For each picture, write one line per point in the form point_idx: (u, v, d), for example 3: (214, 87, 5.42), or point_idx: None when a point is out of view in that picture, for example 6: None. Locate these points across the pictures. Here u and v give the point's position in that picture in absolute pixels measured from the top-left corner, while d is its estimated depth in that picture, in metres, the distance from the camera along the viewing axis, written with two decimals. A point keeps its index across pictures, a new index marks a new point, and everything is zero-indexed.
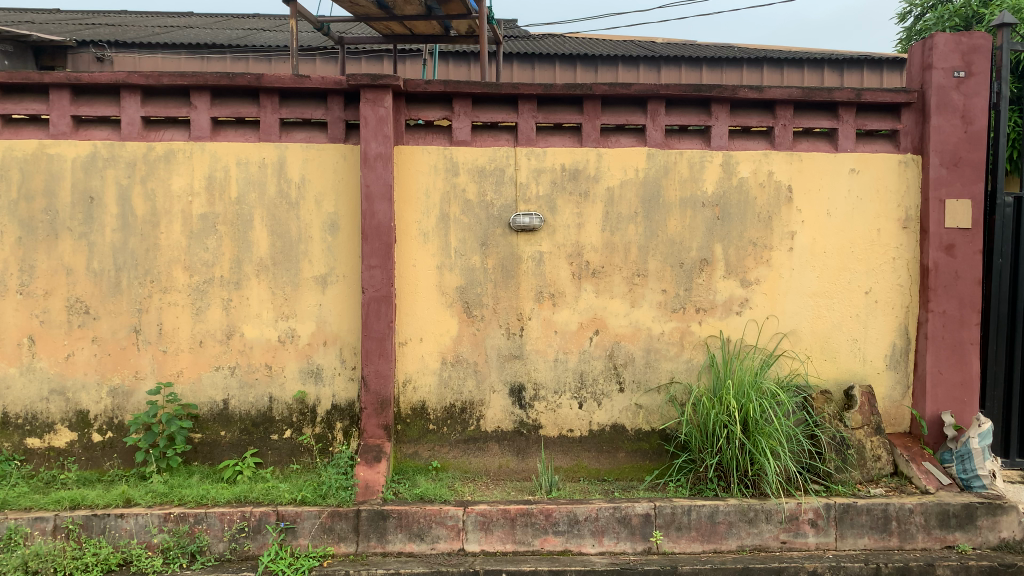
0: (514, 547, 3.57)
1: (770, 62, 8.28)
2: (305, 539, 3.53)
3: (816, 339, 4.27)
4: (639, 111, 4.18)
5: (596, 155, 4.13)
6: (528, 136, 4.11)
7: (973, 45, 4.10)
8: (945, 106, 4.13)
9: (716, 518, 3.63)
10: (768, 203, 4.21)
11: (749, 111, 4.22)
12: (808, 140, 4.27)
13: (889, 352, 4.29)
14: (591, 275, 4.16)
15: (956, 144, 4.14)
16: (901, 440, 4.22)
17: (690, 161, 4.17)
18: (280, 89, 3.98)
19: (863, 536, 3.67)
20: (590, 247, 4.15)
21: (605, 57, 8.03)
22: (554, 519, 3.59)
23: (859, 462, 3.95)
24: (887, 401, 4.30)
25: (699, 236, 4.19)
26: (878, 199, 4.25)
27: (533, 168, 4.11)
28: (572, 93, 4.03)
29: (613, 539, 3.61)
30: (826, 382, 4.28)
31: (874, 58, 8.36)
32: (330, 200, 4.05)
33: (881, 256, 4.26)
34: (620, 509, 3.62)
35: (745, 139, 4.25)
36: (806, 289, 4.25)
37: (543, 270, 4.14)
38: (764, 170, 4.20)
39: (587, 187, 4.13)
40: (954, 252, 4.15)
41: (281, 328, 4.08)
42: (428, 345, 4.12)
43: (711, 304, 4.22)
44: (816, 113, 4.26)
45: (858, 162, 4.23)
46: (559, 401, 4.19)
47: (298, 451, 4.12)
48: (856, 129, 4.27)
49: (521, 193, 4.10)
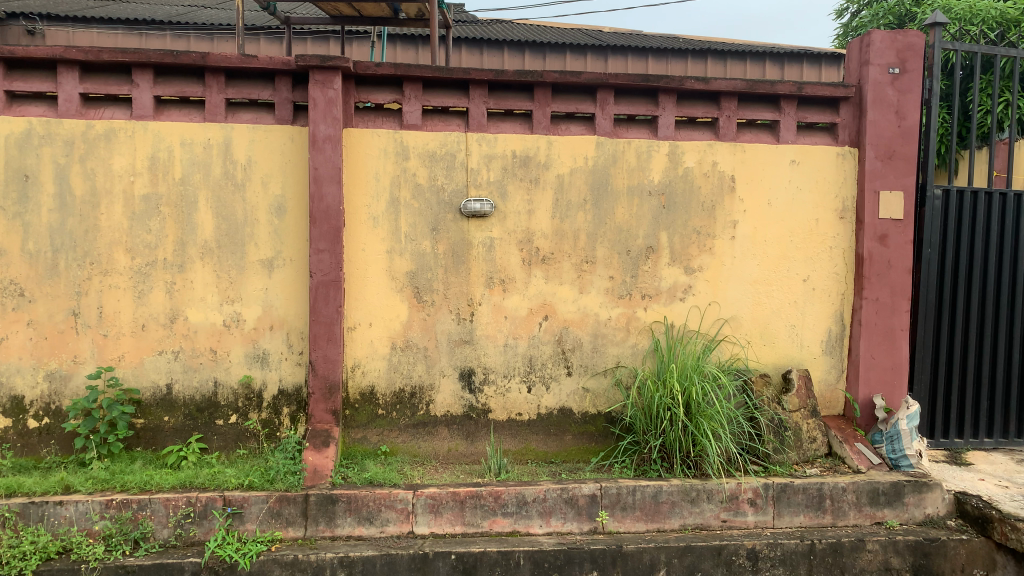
0: (463, 529, 3.61)
1: (714, 54, 8.44)
2: (252, 524, 3.51)
3: (756, 325, 4.40)
4: (589, 100, 4.23)
5: (546, 142, 4.17)
6: (478, 122, 4.12)
7: (907, 43, 4.26)
8: (881, 100, 4.29)
9: (659, 498, 3.73)
10: (712, 192, 4.31)
11: (694, 102, 4.32)
12: (751, 132, 4.39)
13: (825, 338, 4.45)
14: (541, 261, 4.20)
15: (891, 137, 4.30)
16: (835, 422, 4.39)
17: (638, 150, 4.24)
18: (226, 68, 3.90)
19: (799, 514, 3.81)
20: (540, 234, 4.19)
21: (553, 45, 8.08)
22: (503, 501, 3.64)
23: (795, 444, 4.11)
24: (822, 384, 4.47)
25: (646, 224, 4.28)
26: (817, 190, 4.39)
27: (484, 153, 4.12)
28: (523, 79, 4.06)
29: (560, 520, 3.68)
30: (765, 367, 4.43)
31: (813, 53, 8.60)
32: (277, 183, 3.99)
33: (818, 245, 4.41)
34: (567, 490, 3.69)
35: (691, 130, 4.34)
36: (747, 277, 4.38)
37: (493, 256, 4.16)
38: (708, 160, 4.30)
39: (537, 174, 4.17)
40: (887, 241, 4.32)
41: (226, 312, 4.02)
42: (377, 330, 4.11)
43: (657, 290, 4.31)
44: (759, 105, 4.37)
45: (799, 154, 4.37)
46: (509, 385, 4.24)
47: (244, 436, 4.07)
48: (797, 121, 4.40)
49: (471, 178, 4.12)
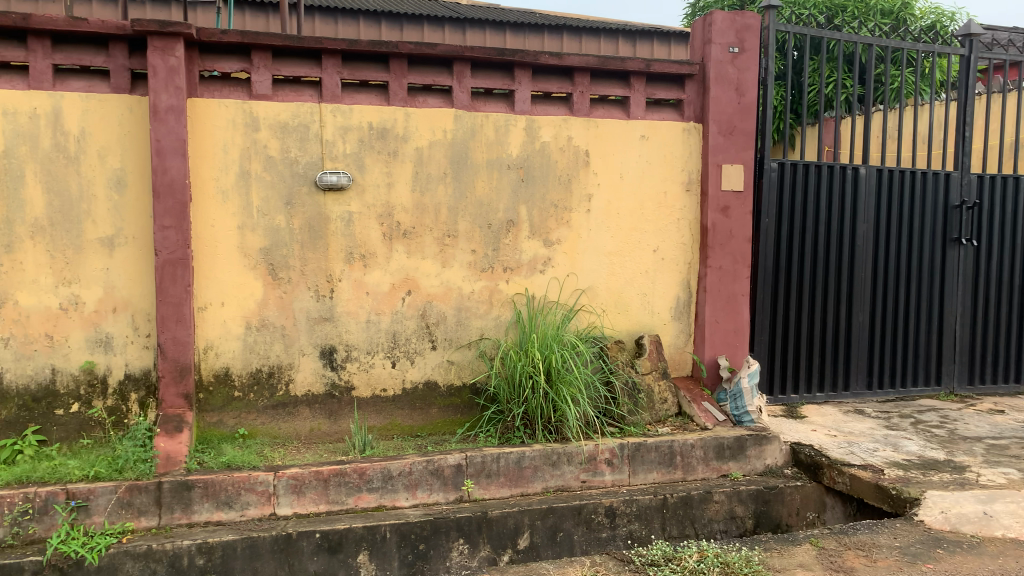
0: (328, 507, 3.58)
1: (570, 31, 8.61)
2: (100, 517, 3.33)
3: (611, 294, 4.58)
4: (445, 72, 4.22)
5: (403, 114, 4.13)
6: (333, 93, 4.03)
7: (745, 24, 4.52)
8: (722, 78, 4.53)
9: (522, 464, 3.83)
10: (568, 166, 4.43)
11: (549, 77, 4.40)
12: (604, 107, 4.52)
13: (674, 305, 4.70)
14: (401, 235, 4.18)
15: (731, 114, 4.56)
16: (684, 382, 4.66)
17: (495, 124, 4.29)
18: (52, 32, 3.61)
19: (652, 471, 4.03)
20: (399, 208, 4.16)
21: (410, 16, 7.98)
22: (368, 476, 3.63)
23: (648, 405, 4.33)
24: (672, 348, 4.72)
25: (505, 197, 4.33)
26: (665, 164, 4.60)
27: (339, 125, 4.04)
28: (377, 50, 4.01)
29: (425, 491, 3.71)
30: (620, 333, 4.62)
31: (662, 32, 8.95)
32: (115, 156, 3.75)
33: (667, 217, 4.63)
34: (432, 462, 3.72)
35: (546, 105, 4.42)
36: (602, 248, 4.54)
37: (352, 231, 4.10)
38: (564, 134, 4.41)
39: (395, 146, 4.13)
40: (729, 213, 4.60)
41: (62, 295, 3.75)
42: (231, 309, 3.96)
43: (517, 263, 4.39)
44: (610, 81, 4.51)
45: (648, 130, 4.55)
46: (372, 361, 4.20)
47: (88, 425, 3.84)
48: (646, 98, 4.57)
49: (327, 150, 4.02)
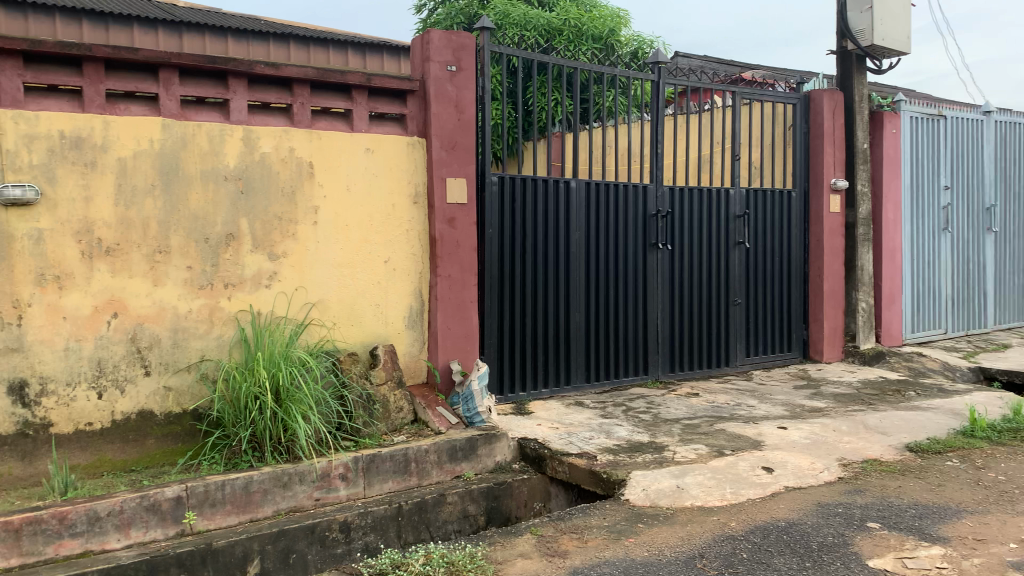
0: (20, 561, 3.19)
1: (297, 40, 8.46)
2: None
3: (341, 306, 4.55)
4: (149, 79, 3.96)
5: (101, 123, 3.80)
6: (13, 97, 3.61)
7: (461, 44, 4.75)
8: (442, 95, 4.72)
9: (250, 488, 3.68)
10: (291, 178, 4.34)
11: (266, 87, 4.28)
12: (326, 119, 4.50)
13: (407, 314, 4.78)
14: (104, 253, 3.84)
15: (452, 130, 4.77)
16: (419, 389, 4.74)
17: (209, 134, 4.09)
18: None
19: (388, 480, 4.06)
20: (101, 223, 3.82)
21: (117, 15, 7.37)
22: (70, 521, 3.29)
23: (384, 415, 4.36)
24: (406, 357, 4.79)
25: (223, 211, 4.15)
26: (391, 176, 4.67)
27: (22, 133, 3.62)
28: (66, 51, 3.68)
29: (140, 529, 3.44)
30: (353, 346, 4.60)
31: (391, 46, 9.10)
32: None
33: (395, 228, 4.71)
34: (147, 497, 3.46)
35: (265, 115, 4.30)
36: (331, 261, 4.50)
37: (43, 249, 3.68)
38: (285, 146, 4.31)
39: (92, 156, 3.78)
40: (455, 224, 4.79)
41: None
42: None
43: (240, 278, 4.22)
44: (331, 93, 4.50)
45: (372, 143, 4.59)
46: (73, 394, 3.81)
47: None
48: (368, 111, 4.62)
49: (7, 160, 3.58)
